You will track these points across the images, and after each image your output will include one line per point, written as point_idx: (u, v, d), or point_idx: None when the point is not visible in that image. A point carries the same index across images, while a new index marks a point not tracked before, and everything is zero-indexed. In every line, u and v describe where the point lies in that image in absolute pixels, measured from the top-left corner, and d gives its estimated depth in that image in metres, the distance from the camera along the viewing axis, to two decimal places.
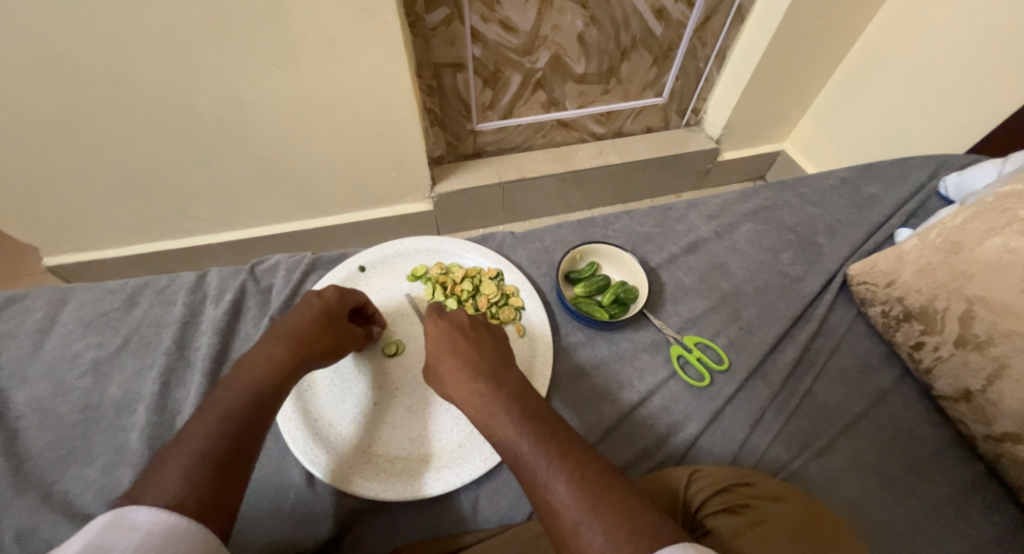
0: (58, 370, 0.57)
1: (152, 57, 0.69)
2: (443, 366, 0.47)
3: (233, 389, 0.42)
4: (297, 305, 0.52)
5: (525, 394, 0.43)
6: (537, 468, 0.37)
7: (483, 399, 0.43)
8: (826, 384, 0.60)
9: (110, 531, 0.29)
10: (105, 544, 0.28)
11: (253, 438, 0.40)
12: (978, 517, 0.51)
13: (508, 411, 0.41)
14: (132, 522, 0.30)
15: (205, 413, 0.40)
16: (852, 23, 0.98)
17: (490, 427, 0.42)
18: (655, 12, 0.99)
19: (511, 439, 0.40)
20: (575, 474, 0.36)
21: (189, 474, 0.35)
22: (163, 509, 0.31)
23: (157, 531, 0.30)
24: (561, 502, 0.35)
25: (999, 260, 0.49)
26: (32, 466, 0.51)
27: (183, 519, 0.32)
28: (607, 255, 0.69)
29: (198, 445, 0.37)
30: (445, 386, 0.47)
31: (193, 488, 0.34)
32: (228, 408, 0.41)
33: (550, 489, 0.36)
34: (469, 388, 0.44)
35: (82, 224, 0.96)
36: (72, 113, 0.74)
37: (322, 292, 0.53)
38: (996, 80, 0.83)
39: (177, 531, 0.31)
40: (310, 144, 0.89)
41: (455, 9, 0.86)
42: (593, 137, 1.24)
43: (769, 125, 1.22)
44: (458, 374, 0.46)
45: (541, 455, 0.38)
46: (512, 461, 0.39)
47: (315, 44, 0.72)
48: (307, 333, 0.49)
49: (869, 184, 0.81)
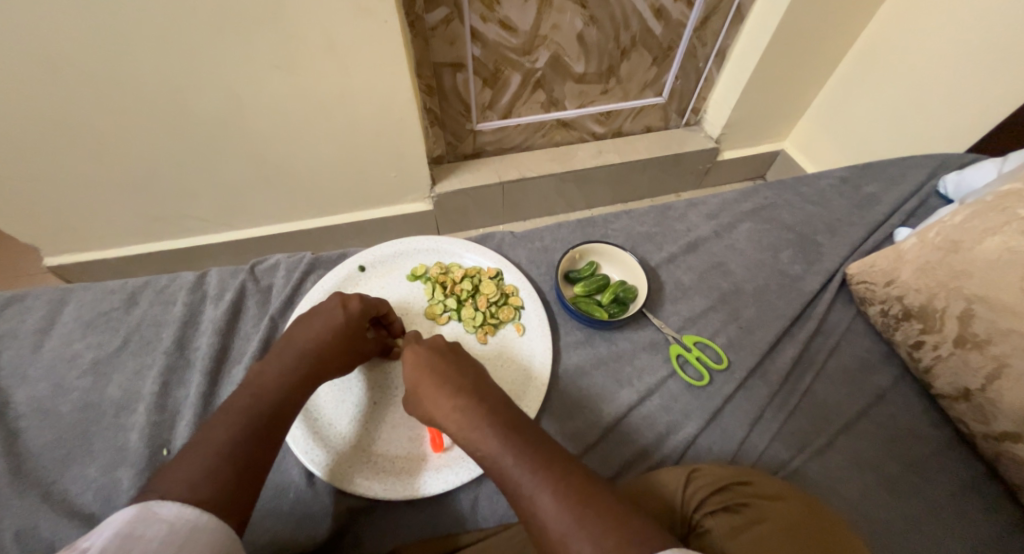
0: (57, 370, 0.58)
1: (153, 59, 0.69)
2: (424, 387, 0.46)
3: (245, 392, 0.43)
4: (321, 315, 0.51)
5: (506, 408, 0.43)
6: (522, 481, 0.37)
7: (464, 416, 0.43)
8: (825, 383, 0.60)
9: (135, 522, 0.31)
10: (133, 534, 0.30)
11: (267, 438, 0.41)
12: (977, 517, 0.51)
13: (490, 425, 0.41)
14: (156, 515, 0.32)
15: (218, 415, 0.41)
16: (852, 23, 0.98)
17: (473, 444, 0.41)
18: (655, 11, 0.99)
19: (493, 454, 0.40)
20: (559, 485, 0.36)
21: (206, 471, 0.36)
22: (183, 504, 0.33)
23: (180, 525, 0.32)
24: (547, 515, 0.35)
25: (998, 259, 0.49)
26: (31, 466, 0.51)
27: (205, 515, 0.33)
28: (607, 255, 0.69)
29: (217, 444, 0.38)
30: (424, 406, 0.46)
31: (210, 484, 0.35)
32: (241, 409, 0.42)
33: (536, 502, 0.36)
34: (451, 406, 0.44)
35: (82, 224, 0.96)
36: (72, 113, 0.75)
37: (346, 302, 0.52)
38: (996, 78, 0.83)
39: (197, 526, 0.32)
40: (309, 144, 0.89)
41: (454, 9, 0.86)
42: (593, 137, 1.24)
43: (770, 125, 1.22)
44: (438, 392, 0.45)
45: (525, 468, 0.38)
46: (496, 476, 0.39)
47: (314, 45, 0.72)
48: (326, 349, 0.49)
49: (869, 183, 0.80)
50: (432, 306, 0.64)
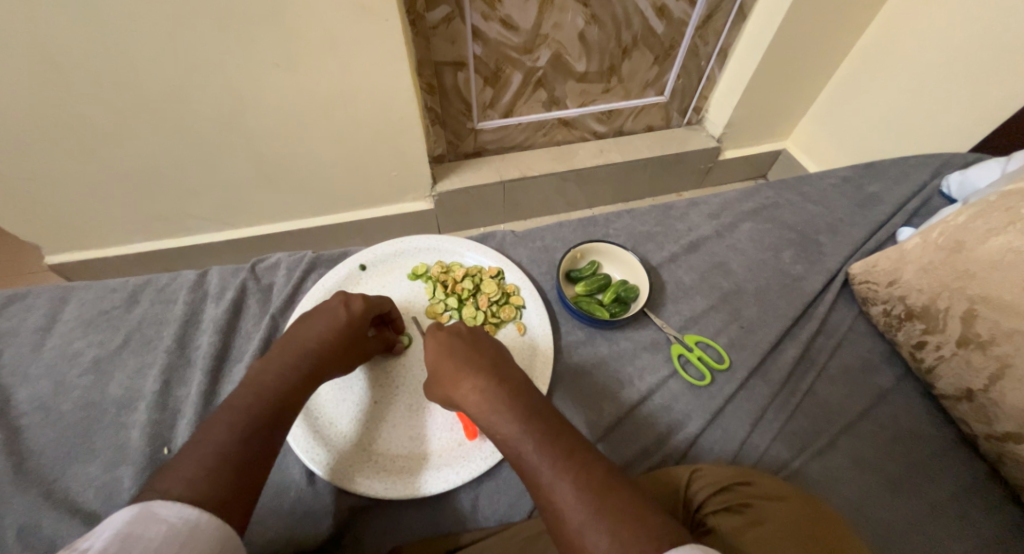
0: (58, 368, 0.58)
1: (154, 58, 0.69)
2: (445, 369, 0.46)
3: (246, 391, 0.43)
4: (324, 314, 0.51)
5: (528, 393, 0.43)
6: (542, 468, 0.37)
7: (485, 398, 0.43)
8: (827, 383, 0.60)
9: (135, 523, 0.31)
10: (133, 535, 0.30)
11: (268, 438, 0.41)
12: (978, 517, 0.51)
13: (511, 409, 0.41)
14: (157, 515, 0.32)
15: (218, 414, 0.41)
16: (855, 22, 0.98)
17: (493, 426, 0.41)
18: (657, 10, 0.98)
19: (513, 438, 0.40)
20: (579, 476, 0.36)
21: (206, 471, 0.36)
22: (184, 505, 0.33)
23: (180, 526, 0.32)
24: (565, 503, 0.35)
25: (1002, 258, 0.49)
26: (33, 464, 0.51)
27: (205, 515, 0.33)
28: (608, 254, 0.69)
29: (218, 443, 0.38)
30: (443, 387, 0.46)
31: (211, 484, 0.35)
32: (243, 407, 0.42)
33: (555, 490, 0.36)
34: (472, 388, 0.44)
35: (84, 222, 0.96)
36: (73, 112, 0.75)
37: (349, 301, 0.53)
38: (998, 78, 0.83)
39: (197, 526, 0.32)
40: (310, 143, 0.89)
41: (455, 7, 0.86)
42: (595, 136, 1.23)
43: (771, 124, 1.22)
44: (459, 373, 0.45)
45: (545, 456, 0.38)
46: (514, 460, 0.40)
47: (316, 43, 0.72)
48: (328, 349, 0.49)
49: (871, 183, 0.80)
50: (433, 305, 0.64)
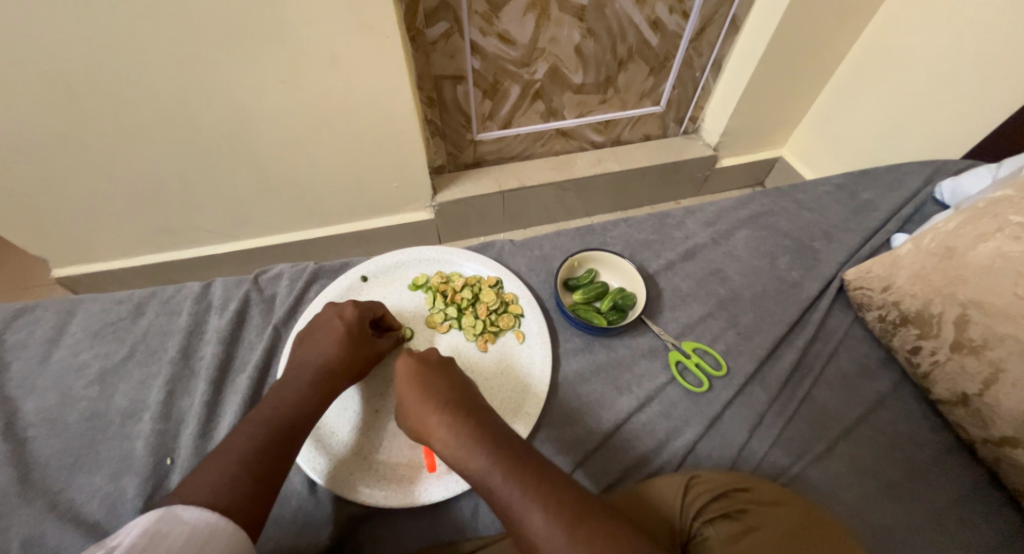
0: (65, 380, 0.59)
1: (162, 76, 0.72)
2: (411, 403, 0.46)
3: (268, 406, 0.47)
4: (323, 329, 0.54)
5: (495, 426, 0.44)
6: (512, 500, 0.38)
7: (451, 433, 0.43)
8: (825, 389, 0.60)
9: (162, 522, 0.33)
10: (159, 533, 0.32)
11: (286, 448, 0.44)
12: (977, 523, 0.51)
13: (479, 443, 0.41)
14: (181, 516, 0.34)
15: (240, 426, 0.44)
16: (845, 32, 1.00)
17: (460, 461, 0.42)
18: (651, 23, 1.01)
19: (482, 471, 0.40)
20: (549, 504, 0.37)
21: (228, 477, 0.39)
22: (205, 509, 0.35)
23: (201, 526, 0.34)
24: (538, 534, 0.36)
25: (991, 264, 0.49)
26: (38, 475, 0.52)
27: (224, 519, 0.35)
28: (606, 263, 0.70)
29: (239, 452, 0.41)
30: (412, 421, 0.46)
31: (232, 490, 0.38)
32: (263, 421, 0.45)
33: (527, 522, 0.37)
34: (439, 423, 0.44)
35: (90, 235, 0.98)
36: (82, 127, 0.77)
37: (343, 312, 0.55)
38: (989, 86, 0.84)
39: (218, 527, 0.35)
40: (313, 157, 0.91)
41: (454, 23, 0.88)
42: (593, 146, 1.25)
43: (767, 132, 1.24)
44: (427, 410, 0.45)
45: (515, 486, 0.38)
46: (486, 493, 0.40)
47: (318, 60, 0.74)
48: (336, 360, 0.51)
49: (865, 190, 0.81)
50: (432, 314, 0.65)
